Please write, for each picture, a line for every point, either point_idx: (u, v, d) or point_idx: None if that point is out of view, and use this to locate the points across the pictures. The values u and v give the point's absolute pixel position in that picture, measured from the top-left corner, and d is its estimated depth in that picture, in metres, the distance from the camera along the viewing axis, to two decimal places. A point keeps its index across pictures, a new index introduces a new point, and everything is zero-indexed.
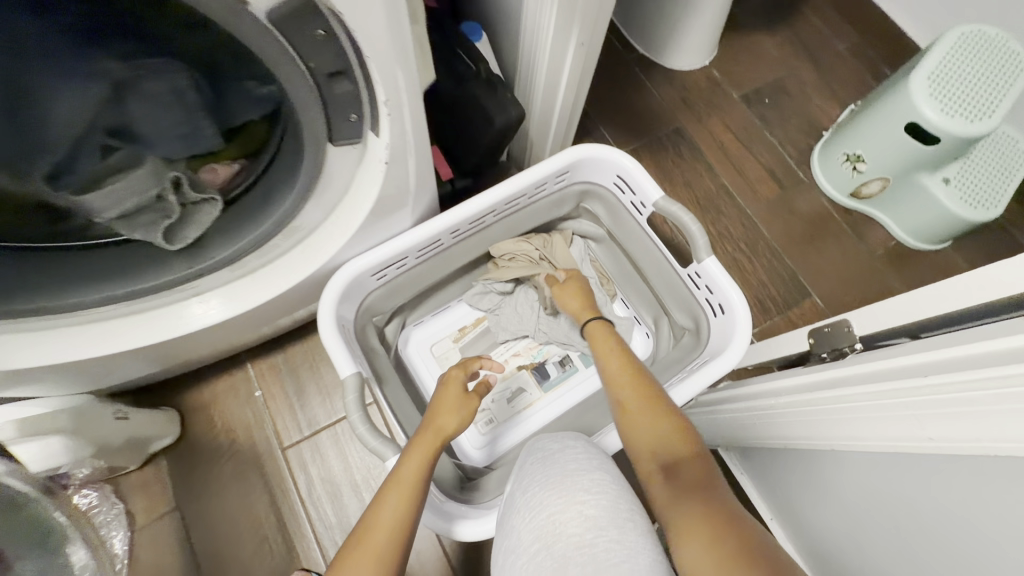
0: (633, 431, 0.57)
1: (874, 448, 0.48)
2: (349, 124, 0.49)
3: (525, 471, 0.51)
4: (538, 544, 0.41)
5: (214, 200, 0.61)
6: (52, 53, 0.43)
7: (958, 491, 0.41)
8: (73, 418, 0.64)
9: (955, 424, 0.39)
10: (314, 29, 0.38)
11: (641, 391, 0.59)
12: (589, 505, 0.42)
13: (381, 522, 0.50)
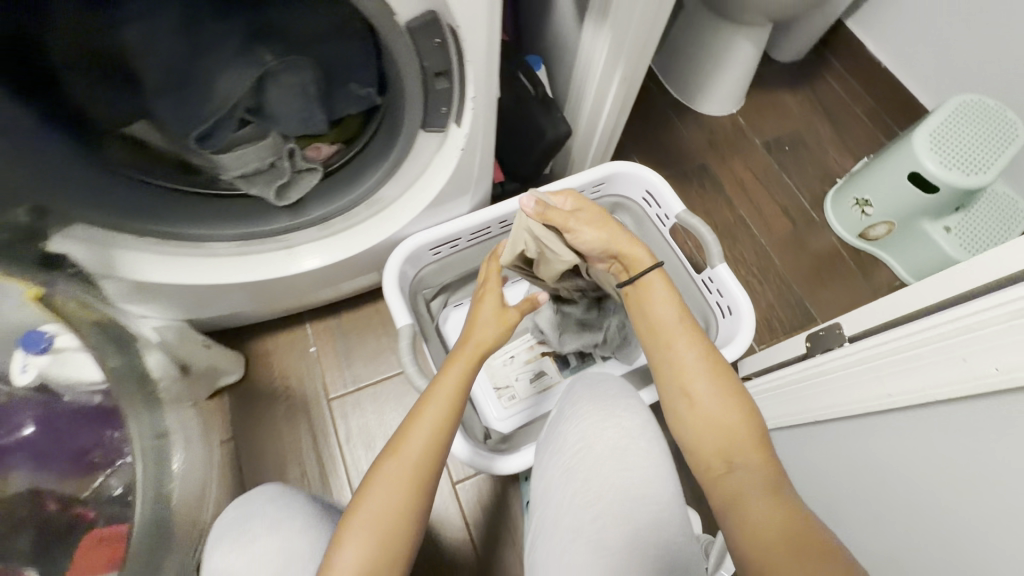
0: (698, 425, 0.55)
1: (847, 411, 0.58)
2: (440, 115, 0.63)
3: (573, 392, 0.61)
4: (581, 444, 0.53)
5: (315, 170, 0.76)
6: (224, 43, 0.58)
7: (917, 442, 0.50)
8: (176, 334, 0.78)
9: (909, 379, 0.50)
10: (433, 38, 0.53)
11: (714, 382, 0.56)
12: (628, 420, 0.54)
13: (415, 444, 0.56)
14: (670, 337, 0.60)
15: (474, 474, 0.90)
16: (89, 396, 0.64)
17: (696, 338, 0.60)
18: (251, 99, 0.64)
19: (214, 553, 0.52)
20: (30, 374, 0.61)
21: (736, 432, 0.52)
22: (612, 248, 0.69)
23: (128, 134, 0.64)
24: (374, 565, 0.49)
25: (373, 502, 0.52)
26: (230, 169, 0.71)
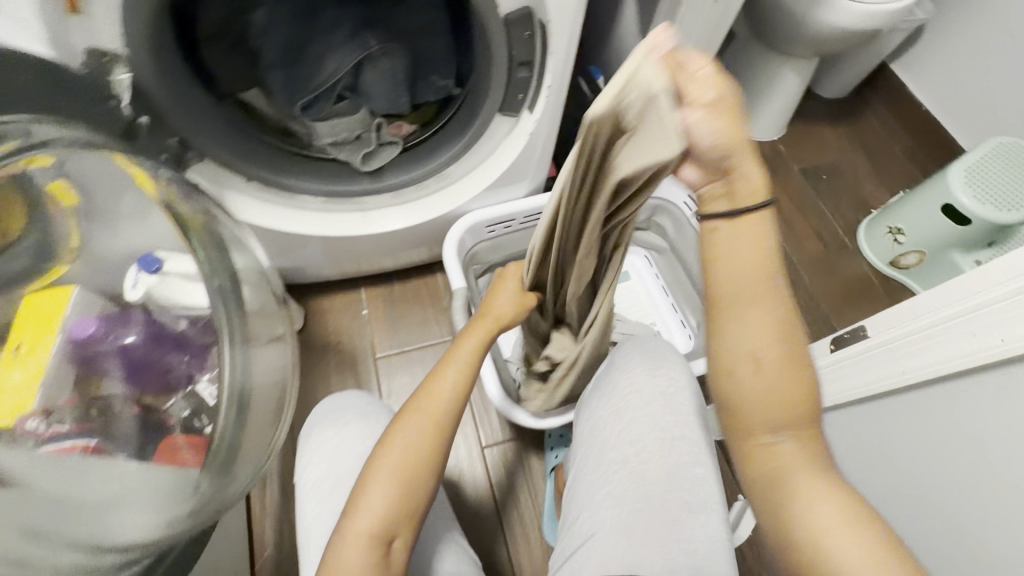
0: (761, 394, 0.47)
1: (867, 391, 0.66)
2: (516, 101, 0.72)
3: (624, 350, 0.64)
4: (628, 390, 0.59)
5: (394, 144, 0.86)
6: (335, 25, 0.73)
7: None
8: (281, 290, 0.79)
9: (923, 353, 0.58)
10: (525, 30, 0.63)
11: (785, 347, 0.47)
12: (674, 372, 0.60)
13: (430, 403, 0.59)
14: (740, 294, 0.47)
15: (502, 441, 0.96)
16: (176, 321, 0.67)
17: (772, 296, 0.47)
18: (348, 79, 0.77)
19: (315, 431, 0.62)
20: (139, 292, 0.66)
21: (795, 407, 0.47)
22: (730, 160, 0.45)
23: (244, 101, 0.78)
24: (398, 504, 0.53)
25: (393, 451, 0.55)
26: (325, 136, 0.82)
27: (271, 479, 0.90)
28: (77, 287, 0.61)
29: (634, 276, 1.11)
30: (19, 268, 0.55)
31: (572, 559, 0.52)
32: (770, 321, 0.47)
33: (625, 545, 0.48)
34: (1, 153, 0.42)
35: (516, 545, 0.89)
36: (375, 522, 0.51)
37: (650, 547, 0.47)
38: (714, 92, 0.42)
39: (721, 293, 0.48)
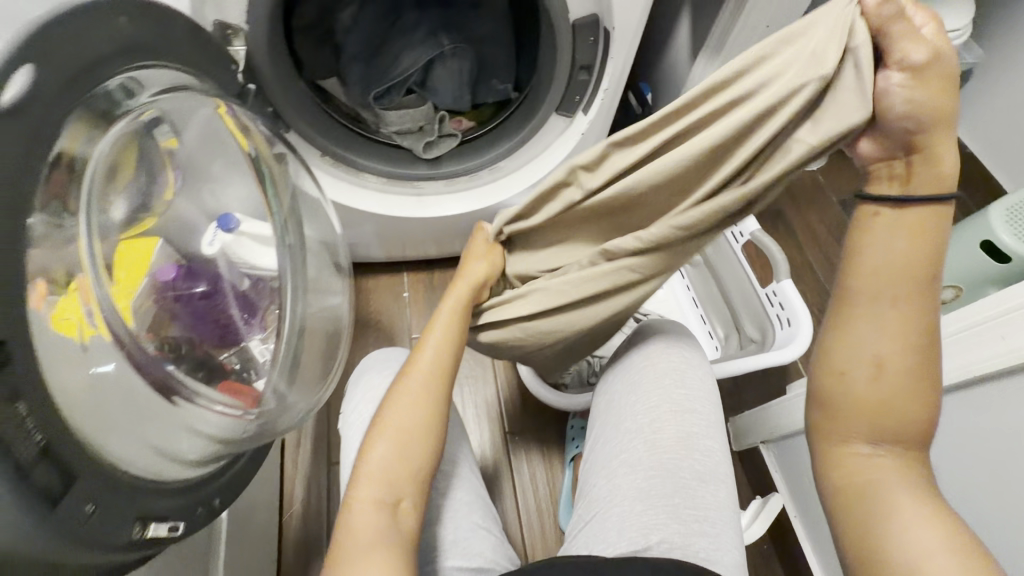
0: (877, 393, 0.47)
1: None
2: (572, 102, 0.79)
3: (643, 332, 0.66)
4: (644, 362, 0.62)
5: (452, 137, 0.92)
6: (414, 26, 0.83)
7: None
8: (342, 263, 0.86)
9: None
10: (589, 35, 0.71)
11: (915, 352, 0.46)
12: (686, 351, 0.63)
13: (421, 372, 0.58)
14: (888, 293, 0.45)
15: (525, 429, 0.99)
16: (238, 281, 0.69)
17: (923, 299, 0.45)
18: (420, 74, 0.86)
19: (365, 378, 0.69)
20: (215, 249, 0.66)
21: (910, 417, 0.47)
22: (920, 135, 0.41)
23: (321, 87, 0.85)
24: (399, 468, 0.54)
25: (390, 419, 0.55)
26: (392, 124, 0.89)
27: (305, 439, 0.96)
28: (159, 239, 0.58)
29: (665, 285, 1.14)
30: (133, 205, 0.54)
31: (586, 515, 0.58)
32: (905, 326, 0.46)
33: (641, 512, 0.53)
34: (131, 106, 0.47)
35: (530, 527, 0.92)
36: (380, 488, 0.52)
37: (660, 513, 0.52)
38: (928, 51, 0.39)
39: (864, 289, 0.46)
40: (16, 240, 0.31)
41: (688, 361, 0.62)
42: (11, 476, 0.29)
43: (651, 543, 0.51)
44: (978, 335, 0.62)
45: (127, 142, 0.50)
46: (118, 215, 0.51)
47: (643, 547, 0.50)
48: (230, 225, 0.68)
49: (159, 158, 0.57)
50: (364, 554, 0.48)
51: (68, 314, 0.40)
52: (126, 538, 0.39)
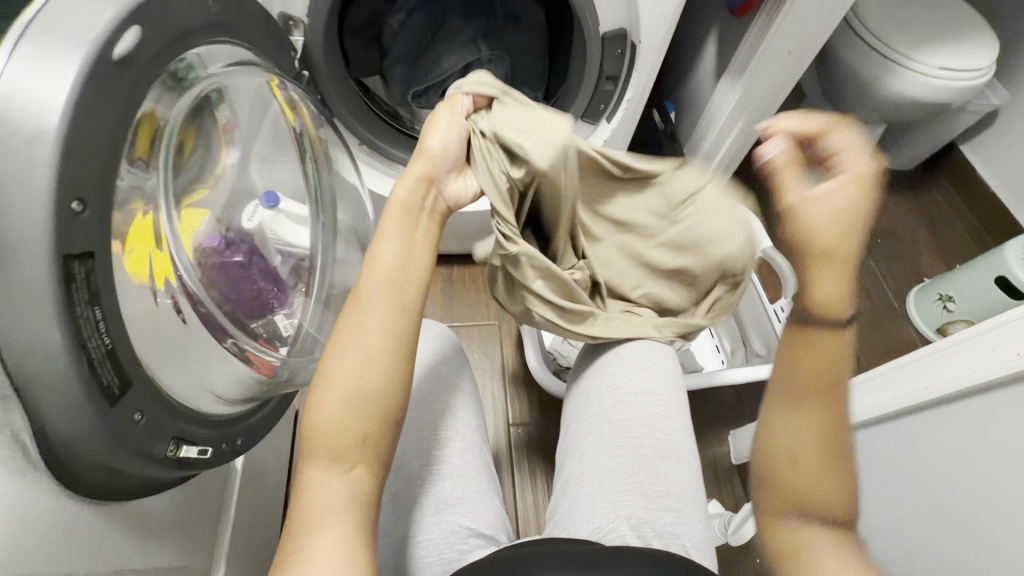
0: (798, 491, 0.41)
1: None
2: (597, 111, 0.84)
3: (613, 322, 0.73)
4: (613, 353, 0.68)
5: None
6: (456, 33, 0.89)
7: None
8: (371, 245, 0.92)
9: None
10: (617, 48, 0.76)
11: (831, 447, 0.41)
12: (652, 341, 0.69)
13: (377, 306, 0.52)
14: (808, 383, 0.42)
15: (528, 422, 1.02)
16: (271, 256, 0.73)
17: (826, 386, 0.42)
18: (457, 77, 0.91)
19: None
20: (254, 224, 0.71)
21: (839, 521, 0.40)
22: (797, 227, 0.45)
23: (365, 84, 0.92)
24: (341, 427, 0.48)
25: (341, 365, 0.49)
26: None
27: None
28: (208, 212, 0.62)
29: None
30: (190, 175, 0.58)
31: (560, 500, 0.60)
32: (812, 411, 0.42)
33: (609, 488, 0.56)
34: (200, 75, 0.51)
35: (525, 518, 0.94)
36: (333, 444, 0.47)
37: (627, 491, 0.56)
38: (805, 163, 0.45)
39: (783, 377, 0.43)
40: (111, 172, 0.36)
41: (649, 351, 0.68)
42: (83, 368, 0.34)
43: (618, 515, 0.53)
44: (954, 354, 0.64)
45: (191, 118, 0.55)
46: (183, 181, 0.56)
47: (609, 519, 0.54)
48: (273, 202, 0.74)
49: (214, 135, 0.61)
50: (324, 511, 0.45)
51: (138, 264, 0.45)
52: (160, 454, 0.43)
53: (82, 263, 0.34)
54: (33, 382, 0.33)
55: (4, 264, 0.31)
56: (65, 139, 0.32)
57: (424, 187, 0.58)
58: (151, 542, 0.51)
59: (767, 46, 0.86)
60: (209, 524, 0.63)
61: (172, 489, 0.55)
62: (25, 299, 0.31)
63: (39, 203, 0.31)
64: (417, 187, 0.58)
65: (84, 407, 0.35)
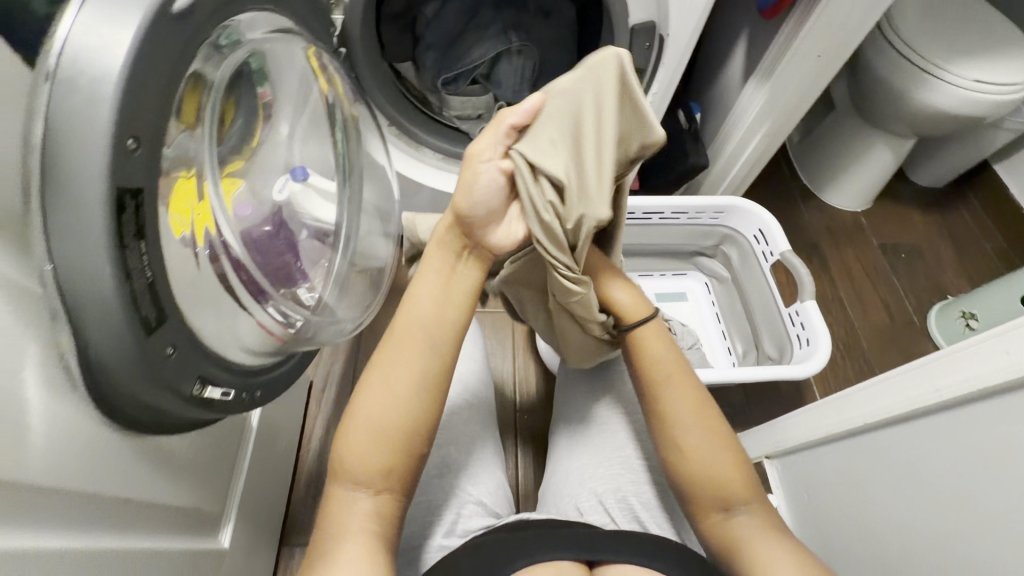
0: (699, 467, 0.58)
1: (896, 411, 0.67)
2: None
3: None
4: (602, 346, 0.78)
5: None
6: (488, 23, 0.91)
7: (968, 441, 0.59)
8: (393, 225, 0.94)
9: (960, 374, 0.59)
10: (645, 41, 0.78)
11: (711, 425, 0.59)
12: None
13: (406, 350, 0.54)
14: (659, 381, 0.61)
15: (534, 410, 1.03)
16: (299, 230, 0.74)
17: (693, 392, 0.61)
18: (486, 66, 0.94)
19: None
20: (284, 197, 0.72)
21: (734, 477, 0.57)
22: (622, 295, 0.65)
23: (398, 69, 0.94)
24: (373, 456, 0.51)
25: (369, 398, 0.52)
26: (454, 108, 0.98)
27: (330, 384, 1.03)
28: (242, 181, 0.64)
29: (690, 299, 1.17)
30: (229, 145, 0.60)
31: (556, 467, 0.73)
32: (693, 408, 0.60)
33: (598, 464, 0.68)
34: (240, 43, 0.53)
35: (526, 502, 0.96)
36: (364, 472, 0.51)
37: (615, 466, 0.67)
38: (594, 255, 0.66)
39: (644, 385, 0.62)
40: (164, 119, 0.39)
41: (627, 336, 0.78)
42: (126, 297, 0.37)
43: (605, 488, 0.65)
44: (964, 357, 0.59)
45: (230, 88, 0.58)
46: (223, 146, 0.59)
47: (597, 490, 0.66)
48: (303, 176, 0.75)
49: (254, 110, 0.64)
50: (349, 523, 0.49)
51: (179, 216, 0.48)
52: (187, 391, 0.46)
53: (133, 197, 0.37)
54: (83, 306, 0.36)
55: (65, 192, 0.34)
56: (126, 80, 0.35)
57: (461, 237, 0.57)
58: (171, 480, 0.55)
59: (797, 48, 0.86)
60: (224, 475, 0.66)
61: (193, 434, 0.58)
62: (81, 226, 0.34)
63: (99, 138, 0.34)
64: (447, 237, 0.57)
65: (124, 334, 0.38)
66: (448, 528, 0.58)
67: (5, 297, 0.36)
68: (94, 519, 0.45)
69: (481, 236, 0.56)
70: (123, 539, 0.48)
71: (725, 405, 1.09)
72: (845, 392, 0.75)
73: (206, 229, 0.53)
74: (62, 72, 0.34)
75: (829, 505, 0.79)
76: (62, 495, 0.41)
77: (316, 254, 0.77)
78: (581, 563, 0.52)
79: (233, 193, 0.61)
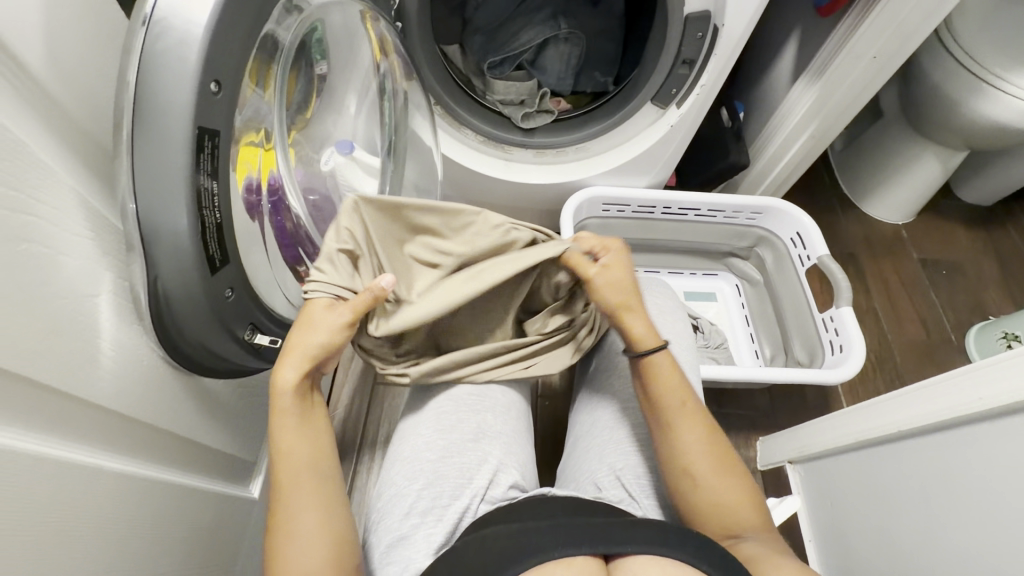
0: (707, 490, 0.57)
1: (928, 418, 0.64)
2: (668, 95, 0.88)
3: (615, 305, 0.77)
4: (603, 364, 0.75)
5: (548, 114, 0.97)
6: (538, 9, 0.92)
7: (1008, 453, 0.56)
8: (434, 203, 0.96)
9: (1002, 384, 0.56)
10: (696, 31, 0.79)
11: (715, 447, 0.58)
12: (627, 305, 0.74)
13: (303, 489, 0.48)
14: (670, 413, 0.60)
15: (557, 397, 1.03)
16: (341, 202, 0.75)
17: (695, 410, 0.60)
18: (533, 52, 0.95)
19: None
20: (329, 167, 0.73)
21: (740, 499, 0.56)
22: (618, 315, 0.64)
23: (445, 52, 0.93)
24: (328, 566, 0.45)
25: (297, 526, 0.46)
26: (497, 92, 0.96)
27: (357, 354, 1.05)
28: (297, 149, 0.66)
29: (719, 299, 1.16)
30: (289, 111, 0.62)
31: (569, 451, 0.74)
32: (698, 430, 0.59)
33: (610, 450, 0.68)
34: (306, 12, 0.55)
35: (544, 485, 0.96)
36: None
37: (633, 443, 0.67)
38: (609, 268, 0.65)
39: (658, 417, 0.60)
40: (242, 68, 0.41)
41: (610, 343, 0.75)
42: (197, 233, 0.39)
43: (624, 463, 0.66)
44: (1009, 367, 0.56)
45: (294, 59, 0.60)
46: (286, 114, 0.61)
47: (614, 466, 0.66)
48: (349, 148, 0.77)
49: (312, 79, 0.66)
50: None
51: (243, 166, 0.50)
52: (240, 334, 0.48)
53: (211, 139, 0.39)
54: (158, 239, 0.38)
55: (154, 128, 0.36)
56: (213, 27, 0.37)
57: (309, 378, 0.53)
58: (213, 423, 0.57)
59: (851, 47, 0.85)
60: (258, 426, 0.69)
61: (236, 382, 0.61)
62: (165, 161, 0.37)
63: (187, 80, 0.36)
64: (300, 386, 0.52)
65: (191, 268, 0.40)
66: (479, 494, 0.60)
67: (91, 225, 0.38)
68: (145, 446, 0.47)
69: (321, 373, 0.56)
70: (168, 472, 0.51)
71: (748, 407, 1.08)
72: (876, 399, 0.73)
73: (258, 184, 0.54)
74: (156, 15, 0.36)
75: (851, 511, 0.77)
76: (120, 417, 0.43)
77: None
78: (596, 558, 0.47)
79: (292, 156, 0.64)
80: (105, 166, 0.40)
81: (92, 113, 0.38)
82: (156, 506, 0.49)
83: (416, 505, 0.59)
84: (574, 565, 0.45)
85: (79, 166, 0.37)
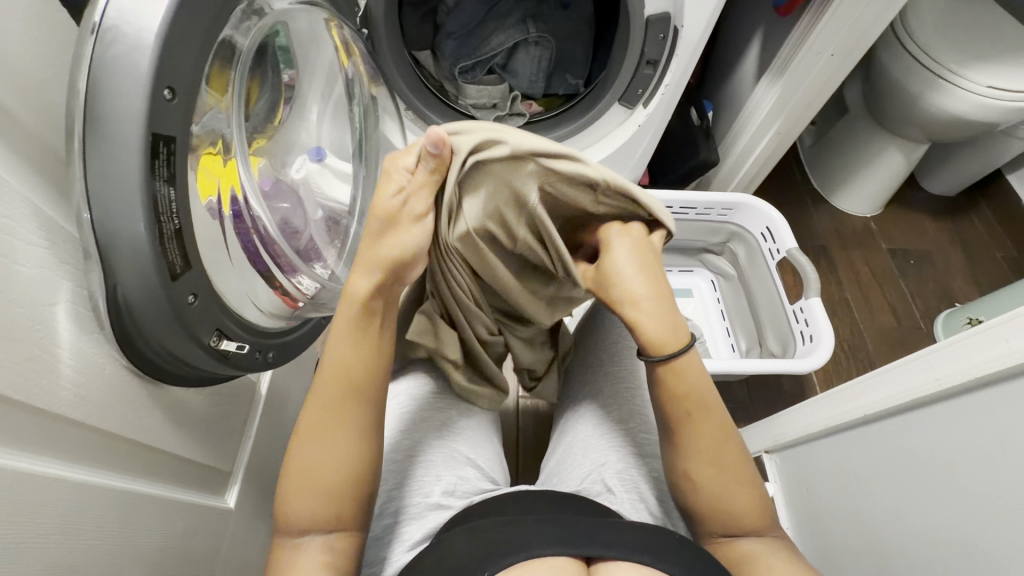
0: (711, 492, 0.56)
1: (893, 401, 0.67)
2: (635, 95, 0.90)
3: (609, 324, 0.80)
4: (601, 367, 0.76)
5: (519, 117, 0.98)
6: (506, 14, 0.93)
7: (967, 430, 0.58)
8: None
9: (959, 363, 0.59)
10: (659, 32, 0.81)
11: (726, 451, 0.56)
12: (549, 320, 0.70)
13: (330, 412, 0.51)
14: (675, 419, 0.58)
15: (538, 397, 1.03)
16: (312, 210, 0.75)
17: (709, 417, 0.57)
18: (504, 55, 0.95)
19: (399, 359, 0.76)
20: (301, 175, 0.74)
21: (749, 506, 0.55)
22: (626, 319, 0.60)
23: (416, 58, 0.94)
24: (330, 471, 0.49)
25: (310, 443, 0.50)
26: (470, 97, 0.97)
27: None
28: (265, 158, 0.66)
29: (696, 295, 1.17)
30: (254, 121, 0.62)
31: (553, 453, 0.75)
32: (705, 438, 0.56)
33: (591, 450, 0.69)
34: (261, 24, 0.55)
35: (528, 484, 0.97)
36: (302, 522, 0.49)
37: (614, 440, 0.68)
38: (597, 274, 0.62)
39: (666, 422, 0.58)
40: (199, 77, 0.41)
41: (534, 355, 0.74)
42: (156, 239, 0.39)
43: (607, 460, 0.66)
44: (965, 347, 0.58)
45: (255, 65, 0.60)
46: (250, 123, 0.61)
47: (597, 463, 0.67)
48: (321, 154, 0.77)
49: (279, 88, 0.66)
50: (297, 567, 0.47)
51: (204, 182, 0.50)
52: (205, 342, 0.47)
53: (166, 144, 0.39)
54: (117, 247, 0.39)
55: (107, 136, 0.37)
56: (165, 35, 0.37)
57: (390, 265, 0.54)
58: (185, 432, 0.57)
59: (810, 46, 0.87)
60: (234, 434, 0.69)
61: (208, 390, 0.60)
62: (120, 168, 0.37)
63: (140, 86, 0.36)
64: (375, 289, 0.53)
65: (151, 275, 0.40)
66: (445, 488, 0.61)
67: (47, 233, 0.38)
68: (112, 457, 0.47)
69: (400, 283, 0.56)
70: (138, 483, 0.51)
71: (727, 399, 1.10)
72: (843, 387, 0.75)
73: (220, 200, 0.53)
74: (107, 22, 0.36)
75: (824, 497, 0.79)
76: (86, 429, 0.43)
77: (329, 235, 0.79)
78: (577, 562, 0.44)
79: (258, 166, 0.63)
80: (61, 175, 0.40)
81: (42, 119, 0.38)
82: (125, 517, 0.48)
83: (390, 507, 0.60)
84: (557, 566, 0.42)
85: (34, 175, 0.37)
